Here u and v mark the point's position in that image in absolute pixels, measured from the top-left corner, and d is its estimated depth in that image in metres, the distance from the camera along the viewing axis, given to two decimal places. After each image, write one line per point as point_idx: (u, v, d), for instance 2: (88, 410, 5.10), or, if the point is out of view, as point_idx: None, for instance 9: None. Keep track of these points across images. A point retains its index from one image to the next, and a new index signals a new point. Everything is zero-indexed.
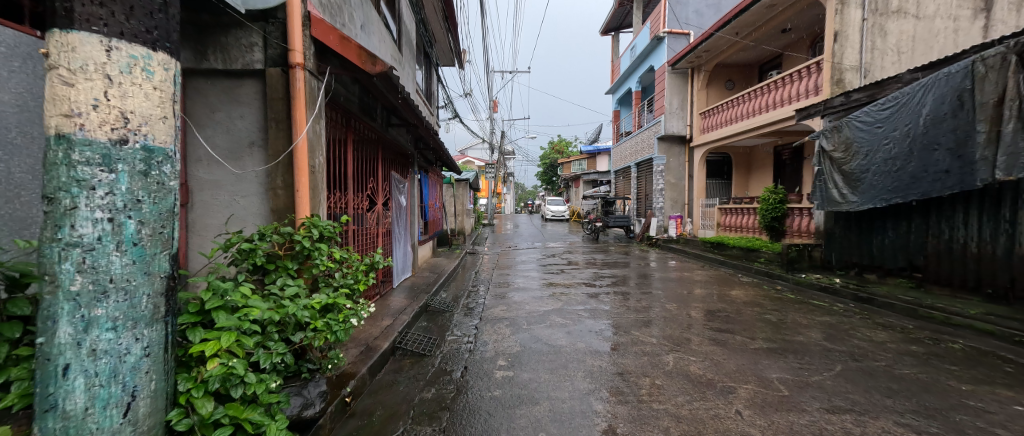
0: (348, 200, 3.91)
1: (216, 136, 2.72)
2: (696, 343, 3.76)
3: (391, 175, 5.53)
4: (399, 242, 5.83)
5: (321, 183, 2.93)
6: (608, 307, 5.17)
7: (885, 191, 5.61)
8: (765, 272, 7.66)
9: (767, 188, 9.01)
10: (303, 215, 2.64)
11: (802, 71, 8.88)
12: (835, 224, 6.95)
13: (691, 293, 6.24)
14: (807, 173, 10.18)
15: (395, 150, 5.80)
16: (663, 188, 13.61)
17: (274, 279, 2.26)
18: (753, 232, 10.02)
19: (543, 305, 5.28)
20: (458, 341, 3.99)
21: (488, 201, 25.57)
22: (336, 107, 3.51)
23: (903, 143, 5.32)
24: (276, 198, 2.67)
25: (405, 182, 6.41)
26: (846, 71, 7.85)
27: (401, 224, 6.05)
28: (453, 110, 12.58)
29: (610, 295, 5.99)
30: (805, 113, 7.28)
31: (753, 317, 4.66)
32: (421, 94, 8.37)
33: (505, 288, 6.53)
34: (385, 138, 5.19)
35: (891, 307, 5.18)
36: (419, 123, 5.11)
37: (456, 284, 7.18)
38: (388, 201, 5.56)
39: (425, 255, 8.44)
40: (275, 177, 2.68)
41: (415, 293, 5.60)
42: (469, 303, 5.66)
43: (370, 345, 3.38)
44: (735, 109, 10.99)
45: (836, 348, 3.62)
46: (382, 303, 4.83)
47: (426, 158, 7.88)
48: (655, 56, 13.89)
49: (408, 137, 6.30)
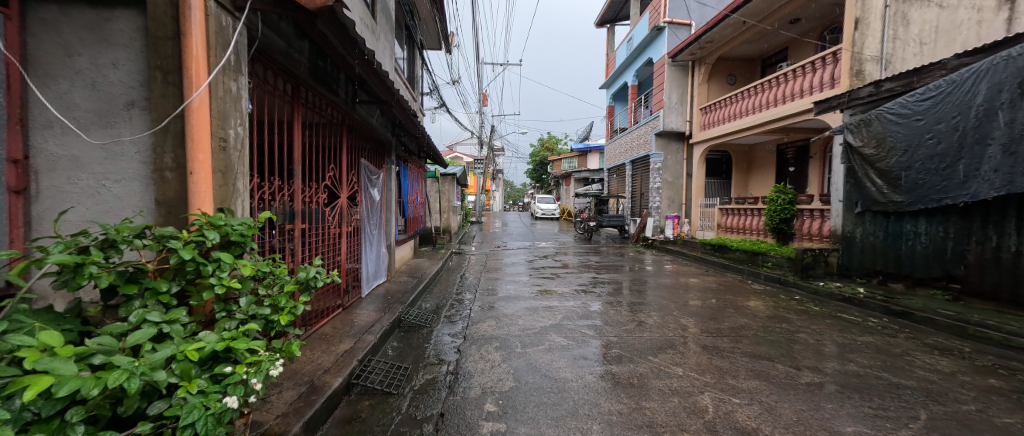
0: (293, 190, 3.06)
1: (75, 92, 1.93)
2: (733, 375, 3.01)
3: (361, 164, 4.69)
4: (369, 244, 4.97)
5: (239, 164, 2.16)
6: (615, 322, 4.42)
7: (936, 190, 4.93)
8: (777, 279, 6.94)
9: (775, 187, 8.35)
10: (201, 209, 1.86)
11: (813, 64, 8.25)
12: (855, 226, 6.23)
13: (703, 302, 5.52)
14: (814, 173, 9.61)
15: (365, 134, 4.95)
16: (660, 187, 12.92)
17: (134, 309, 1.48)
18: (757, 234, 9.39)
19: (539, 319, 4.50)
20: (433, 371, 3.16)
21: (476, 199, 24.58)
22: (273, 65, 2.69)
23: (952, 138, 4.68)
24: (163, 184, 1.89)
25: (379, 174, 5.55)
26: (867, 62, 7.00)
27: (372, 222, 5.18)
28: (439, 97, 11.64)
29: (613, 306, 5.24)
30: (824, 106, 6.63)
31: (785, 337, 3.93)
32: (401, 76, 7.49)
33: (494, 296, 5.73)
34: (352, 118, 4.34)
35: (932, 323, 4.46)
36: (393, 101, 4.27)
37: (439, 291, 6.35)
38: (355, 194, 4.71)
39: (404, 256, 7.56)
40: (161, 154, 1.90)
41: (387, 304, 4.74)
42: (452, 315, 4.84)
43: (315, 385, 2.57)
44: (740, 104, 10.33)
45: (905, 384, 2.91)
46: (345, 319, 3.96)
47: (407, 147, 7.01)
48: (654, 48, 13.22)
49: (382, 120, 5.43)
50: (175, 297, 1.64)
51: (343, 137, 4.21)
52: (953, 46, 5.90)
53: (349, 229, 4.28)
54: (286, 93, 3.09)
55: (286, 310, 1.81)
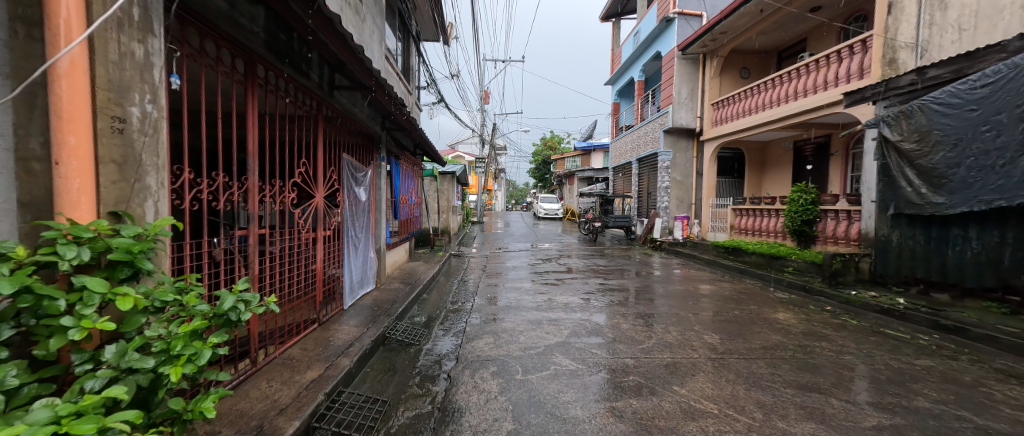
0: (250, 188, 2.56)
1: None
2: (781, 415, 2.47)
3: (342, 159, 4.16)
4: (352, 250, 4.46)
5: (148, 153, 1.64)
6: (629, 340, 3.86)
7: (987, 190, 4.37)
8: (802, 286, 6.36)
9: (796, 186, 7.78)
10: (77, 218, 1.34)
11: (837, 54, 7.65)
12: (890, 229, 5.68)
13: (726, 313, 4.95)
14: (836, 171, 9.03)
15: (346, 125, 4.42)
16: (668, 186, 12.34)
17: None
18: (774, 237, 8.81)
19: (544, 336, 3.94)
20: (417, 407, 2.63)
21: (477, 199, 24.08)
22: (210, 32, 2.16)
23: (1015, 130, 4.11)
24: (27, 180, 1.35)
25: (366, 171, 5.04)
26: (901, 49, 6.33)
27: (356, 224, 4.67)
28: (438, 92, 11.09)
29: (626, 318, 4.68)
30: (856, 97, 6.05)
31: (831, 361, 3.37)
32: (394, 66, 6.94)
33: (495, 306, 5.19)
34: (329, 106, 3.81)
35: (994, 341, 3.89)
36: (376, 87, 3.72)
37: (434, 299, 5.82)
38: (336, 193, 4.20)
39: (398, 260, 7.04)
40: (26, 139, 1.36)
41: (373, 317, 4.20)
42: (445, 329, 4.31)
43: (264, 434, 2.05)
44: (756, 99, 9.74)
45: (995, 429, 2.36)
46: (320, 337, 3.43)
47: (399, 142, 6.48)
48: (663, 40, 12.63)
49: (369, 112, 4.93)
50: (13, 343, 1.13)
51: (318, 127, 3.68)
52: (994, 33, 5.16)
53: (327, 234, 3.77)
54: (237, 70, 2.57)
55: (183, 360, 1.25)
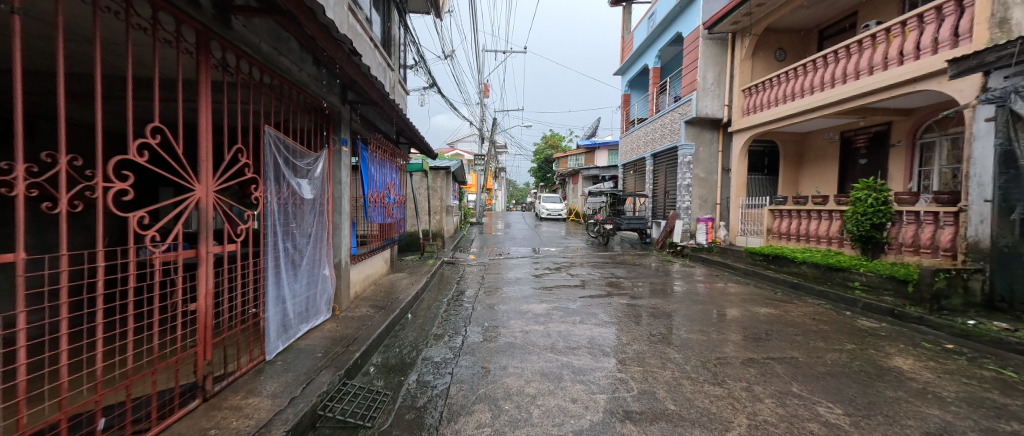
0: None
1: None
2: None
3: (263, 136, 2.75)
4: (281, 271, 3.04)
5: None
6: (708, 418, 2.42)
7: None
8: (889, 310, 4.95)
9: (866, 181, 6.28)
10: None
11: (917, 19, 6.12)
12: (1020, 239, 4.28)
13: (815, 353, 3.55)
14: (900, 164, 7.65)
15: (272, 89, 2.99)
16: (690, 184, 10.96)
17: None
18: (826, 243, 7.39)
19: (568, 410, 2.50)
20: None
21: (476, 199, 22.73)
22: None
23: None
24: None
25: (314, 157, 3.62)
26: (1016, 6, 4.74)
27: (294, 232, 3.25)
28: (428, 74, 9.69)
29: (681, 365, 3.26)
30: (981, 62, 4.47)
31: None
32: (369, 28, 5.51)
33: (492, 344, 3.76)
34: (220, 40, 2.33)
35: None
36: (299, 13, 2.23)
37: (414, 327, 4.40)
38: (255, 186, 2.77)
39: (373, 273, 5.62)
40: None
41: (307, 374, 2.74)
42: (419, 390, 2.86)
43: None
44: (800, 81, 8.28)
45: None
46: (189, 433, 1.95)
47: (369, 122, 5.05)
48: (686, 20, 11.24)
49: (318, 75, 3.51)
50: None
51: (199, 74, 2.22)
52: None
53: (225, 251, 2.35)
54: None
55: None
